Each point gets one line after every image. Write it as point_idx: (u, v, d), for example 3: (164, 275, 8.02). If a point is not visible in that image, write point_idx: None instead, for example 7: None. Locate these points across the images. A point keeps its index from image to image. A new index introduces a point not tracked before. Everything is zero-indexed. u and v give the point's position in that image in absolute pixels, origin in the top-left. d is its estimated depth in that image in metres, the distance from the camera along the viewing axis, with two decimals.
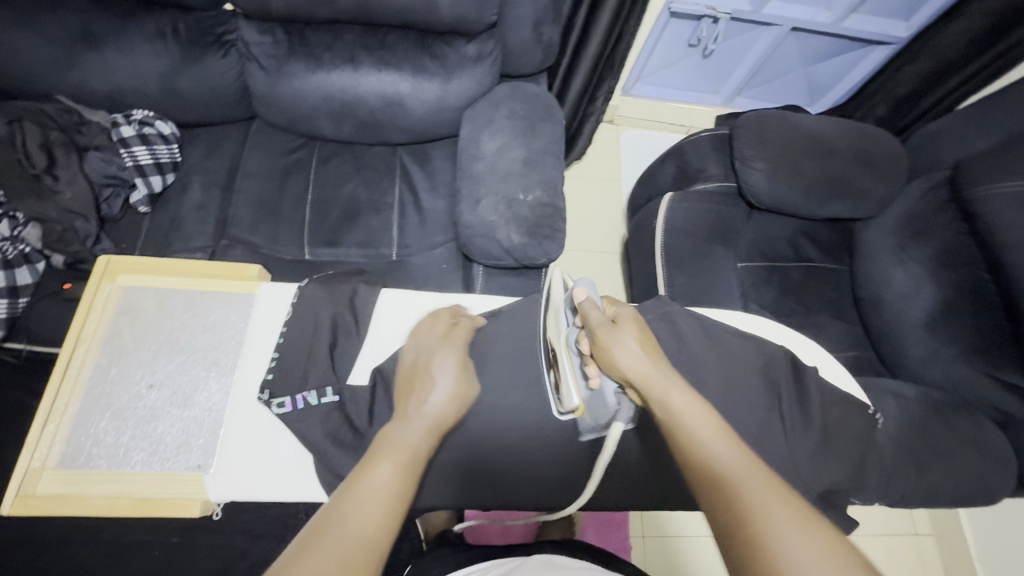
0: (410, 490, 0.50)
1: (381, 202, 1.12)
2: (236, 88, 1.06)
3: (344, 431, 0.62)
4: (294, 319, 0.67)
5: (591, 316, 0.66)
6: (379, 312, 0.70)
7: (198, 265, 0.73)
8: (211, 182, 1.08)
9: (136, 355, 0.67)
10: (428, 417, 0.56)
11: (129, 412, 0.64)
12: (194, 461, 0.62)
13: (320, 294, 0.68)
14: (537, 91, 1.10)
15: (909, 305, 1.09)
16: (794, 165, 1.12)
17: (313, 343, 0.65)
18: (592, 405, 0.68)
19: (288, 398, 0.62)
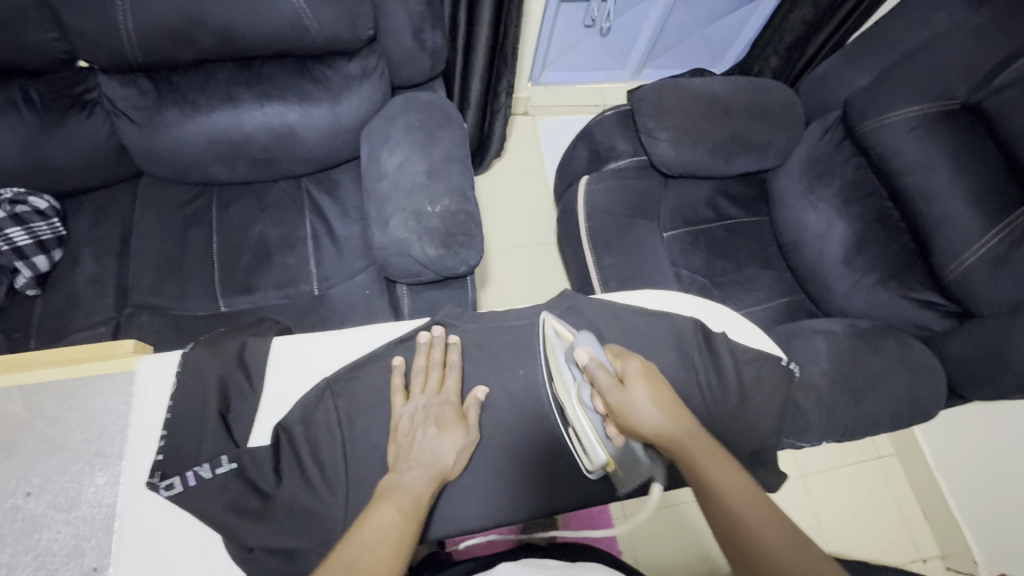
0: (412, 534, 0.53)
1: (292, 238, 1.08)
2: (111, 148, 0.99)
3: (250, 496, 0.57)
4: (178, 392, 0.61)
5: (601, 381, 0.60)
6: (275, 361, 0.65)
7: (68, 351, 0.67)
8: (104, 250, 1.01)
9: (7, 463, 0.60)
10: (426, 465, 0.59)
11: (6, 527, 0.57)
12: (89, 564, 0.57)
13: (204, 356, 0.63)
14: (431, 98, 1.08)
15: (826, 245, 1.12)
16: (695, 130, 1.14)
17: (202, 412, 0.60)
18: (623, 462, 0.64)
19: (178, 477, 0.56)
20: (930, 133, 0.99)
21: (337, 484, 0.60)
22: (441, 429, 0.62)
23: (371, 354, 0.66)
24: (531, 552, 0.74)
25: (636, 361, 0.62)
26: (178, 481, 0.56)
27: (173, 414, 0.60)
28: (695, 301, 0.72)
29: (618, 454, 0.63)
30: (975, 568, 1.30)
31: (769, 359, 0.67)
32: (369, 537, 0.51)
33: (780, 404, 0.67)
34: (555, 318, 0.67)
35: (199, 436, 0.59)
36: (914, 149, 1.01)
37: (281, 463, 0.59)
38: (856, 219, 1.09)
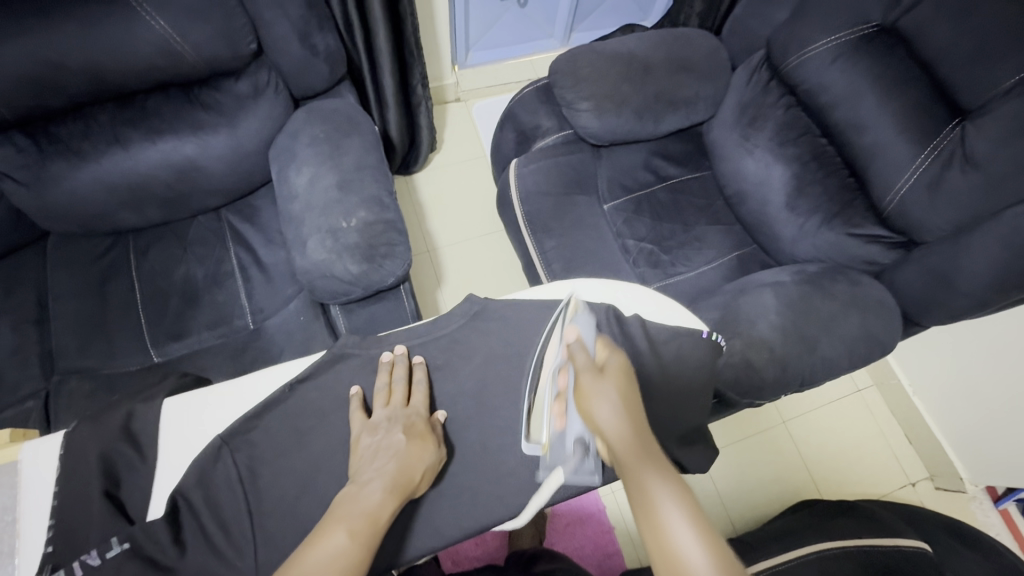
0: (363, 559, 0.51)
1: (218, 273, 1.03)
2: (5, 213, 0.94)
3: (147, 575, 0.52)
4: (64, 477, 0.55)
5: (578, 362, 0.59)
6: (166, 427, 0.58)
7: None
8: (21, 320, 0.97)
9: None
10: (387, 477, 0.55)
11: None
12: None
13: (85, 433, 0.56)
14: (335, 105, 1.02)
15: (767, 191, 1.08)
16: (615, 94, 1.10)
17: (90, 494, 0.54)
18: (552, 453, 0.60)
19: (64, 571, 0.51)
20: (853, 60, 0.95)
21: (245, 542, 0.55)
22: (410, 439, 0.58)
23: (269, 398, 0.60)
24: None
25: (621, 361, 0.60)
26: (66, 571, 0.51)
27: (60, 502, 0.54)
28: (609, 284, 0.71)
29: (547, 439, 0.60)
30: (963, 485, 1.34)
31: (687, 334, 0.66)
32: (312, 566, 0.48)
33: (704, 379, 0.66)
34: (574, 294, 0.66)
35: (89, 519, 0.53)
36: (836, 80, 0.97)
37: (182, 533, 0.54)
38: (795, 160, 1.05)
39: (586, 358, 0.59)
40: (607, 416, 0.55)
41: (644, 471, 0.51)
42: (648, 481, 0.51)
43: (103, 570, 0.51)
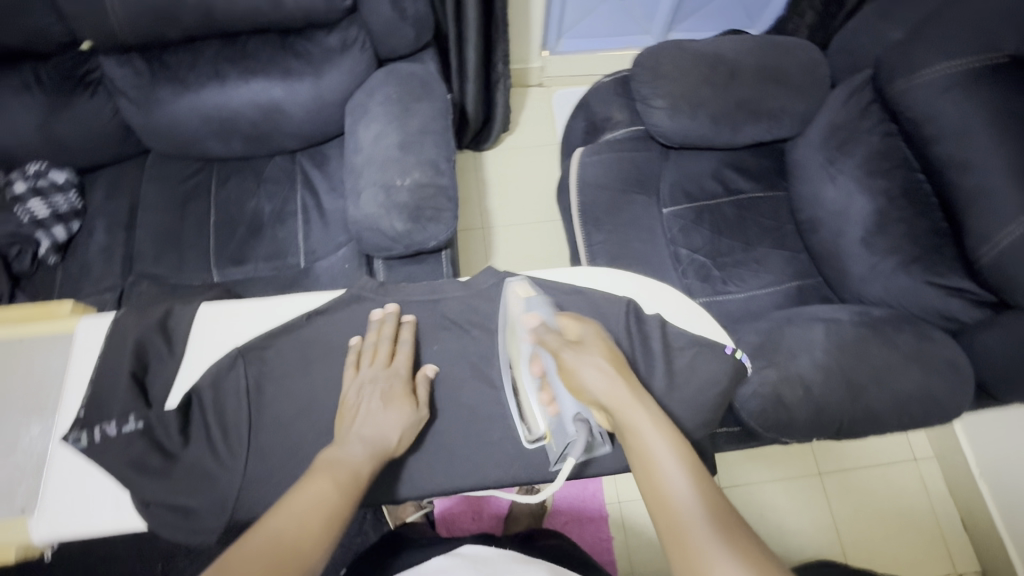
0: (345, 508, 0.53)
1: (284, 212, 1.10)
2: (116, 127, 1.06)
3: (152, 455, 0.57)
4: (104, 353, 0.61)
5: (549, 343, 0.60)
6: (198, 330, 0.64)
7: (17, 312, 0.65)
8: (115, 222, 1.09)
9: None
10: (370, 438, 0.57)
11: None
12: (19, 504, 0.57)
13: (127, 320, 0.62)
14: (414, 69, 1.06)
15: (844, 222, 0.99)
16: (694, 96, 1.05)
17: (118, 374, 0.59)
18: (555, 437, 0.61)
19: (86, 433, 0.57)
20: (972, 90, 0.86)
21: (238, 449, 0.59)
22: (388, 402, 0.59)
23: (287, 325, 0.64)
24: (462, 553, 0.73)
25: (593, 328, 0.61)
26: (89, 434, 0.57)
27: (98, 374, 0.60)
28: (635, 281, 0.68)
29: (551, 427, 0.61)
30: None
31: (707, 346, 0.62)
32: (299, 509, 0.51)
33: (717, 398, 0.61)
34: (518, 280, 0.66)
35: (114, 394, 0.59)
36: (949, 110, 0.88)
37: (190, 425, 0.59)
38: (882, 192, 0.96)
39: (557, 333, 0.60)
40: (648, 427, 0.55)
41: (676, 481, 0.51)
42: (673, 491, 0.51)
43: (116, 441, 0.57)
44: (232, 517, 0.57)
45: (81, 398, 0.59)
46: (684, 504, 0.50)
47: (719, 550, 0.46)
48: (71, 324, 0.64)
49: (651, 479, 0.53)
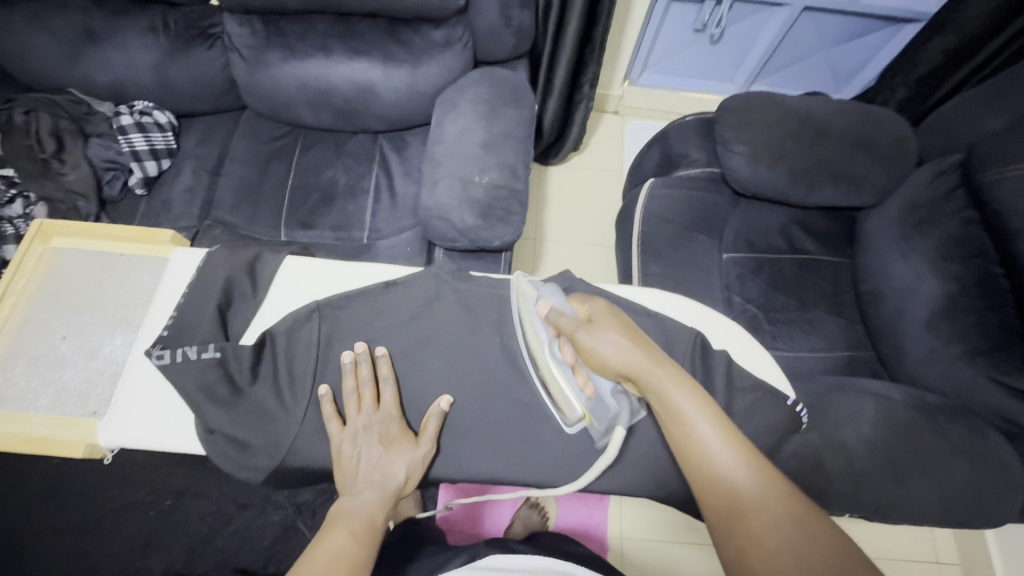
0: (365, 556, 0.55)
1: (357, 187, 1.15)
2: (222, 80, 1.12)
3: (222, 387, 0.59)
4: (195, 282, 0.63)
5: (564, 325, 0.59)
6: (281, 280, 0.67)
7: (122, 229, 0.70)
8: (201, 167, 1.15)
9: (54, 309, 0.64)
10: (378, 488, 0.59)
11: (41, 359, 0.61)
12: (91, 408, 0.59)
13: (220, 256, 0.64)
14: (507, 75, 1.10)
15: (911, 302, 0.98)
16: (778, 148, 1.05)
17: (205, 303, 0.62)
18: (595, 415, 0.61)
19: (170, 351, 0.58)
20: None
21: (301, 397, 0.62)
22: (387, 447, 0.60)
23: (366, 289, 0.66)
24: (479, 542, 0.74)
25: (601, 304, 0.61)
26: (172, 353, 0.58)
27: (185, 300, 0.62)
28: (707, 312, 0.64)
29: (589, 405, 0.61)
30: None
31: (768, 395, 0.58)
32: (321, 559, 0.53)
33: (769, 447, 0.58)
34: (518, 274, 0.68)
35: (198, 321, 0.61)
36: None
37: (260, 364, 0.61)
38: (954, 279, 0.93)
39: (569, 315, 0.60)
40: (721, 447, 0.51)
41: (763, 514, 0.47)
42: (761, 522, 0.47)
43: (193, 365, 0.58)
44: (284, 461, 0.60)
45: (167, 320, 0.61)
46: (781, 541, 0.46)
47: (774, 526, 0.47)
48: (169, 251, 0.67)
49: (734, 514, 0.48)
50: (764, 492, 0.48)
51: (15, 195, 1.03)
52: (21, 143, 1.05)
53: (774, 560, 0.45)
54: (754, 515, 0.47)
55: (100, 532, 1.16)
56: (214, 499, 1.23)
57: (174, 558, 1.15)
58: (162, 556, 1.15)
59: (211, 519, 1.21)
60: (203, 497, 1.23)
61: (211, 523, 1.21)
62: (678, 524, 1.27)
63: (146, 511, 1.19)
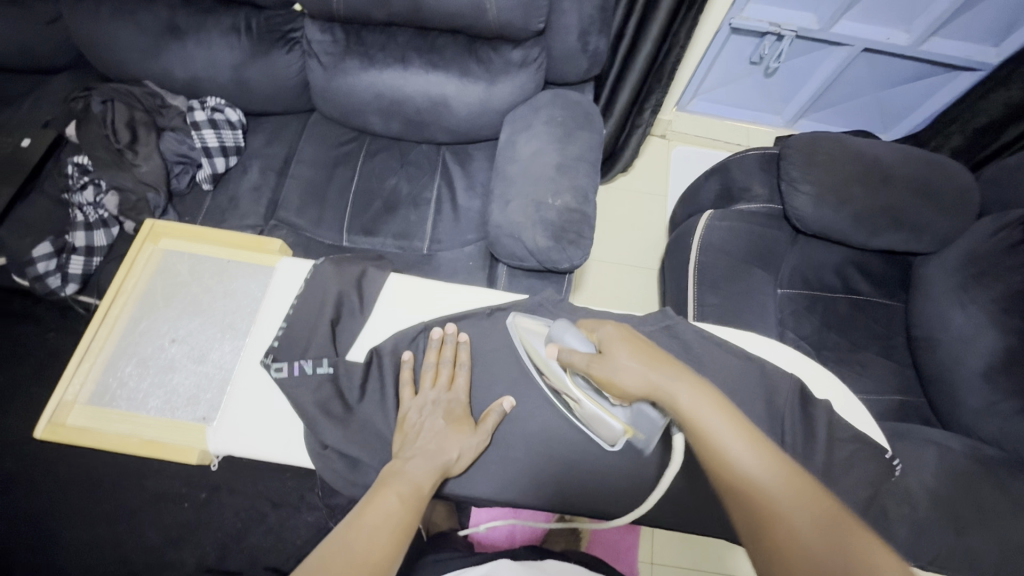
0: (412, 525, 0.52)
1: (420, 197, 1.15)
2: (297, 83, 1.13)
3: (335, 403, 0.60)
4: (303, 295, 0.66)
5: (577, 362, 0.59)
6: (384, 297, 0.70)
7: (227, 235, 0.75)
8: (268, 166, 1.16)
9: (164, 311, 0.69)
10: (432, 458, 0.57)
11: (151, 361, 0.66)
12: (200, 413, 0.63)
13: (329, 271, 0.67)
14: (579, 99, 1.11)
15: (967, 352, 0.97)
16: (844, 191, 1.06)
17: (317, 319, 0.64)
18: (637, 427, 0.60)
19: (287, 364, 0.61)
20: None
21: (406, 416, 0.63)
22: (449, 424, 0.60)
23: (471, 313, 0.69)
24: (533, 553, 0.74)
25: (611, 327, 0.59)
26: (288, 367, 0.61)
27: (294, 312, 0.65)
28: (794, 358, 0.67)
29: (629, 419, 0.60)
30: None
31: (868, 446, 0.60)
32: (369, 523, 0.50)
33: (865, 500, 0.59)
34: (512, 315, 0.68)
35: (312, 336, 0.63)
36: None
37: (368, 382, 0.63)
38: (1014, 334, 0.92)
39: (583, 351, 0.59)
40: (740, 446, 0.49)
41: (792, 513, 0.45)
42: (793, 523, 0.44)
43: (308, 378, 0.60)
44: None
45: (277, 332, 0.64)
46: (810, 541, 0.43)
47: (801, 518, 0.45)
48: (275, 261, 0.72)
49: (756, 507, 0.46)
50: (784, 483, 0.47)
51: (87, 182, 1.07)
52: (98, 133, 1.07)
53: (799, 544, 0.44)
54: (778, 516, 0.45)
55: (139, 520, 1.17)
56: (247, 496, 1.20)
57: (211, 551, 1.15)
58: (199, 550, 1.15)
59: (246, 517, 1.18)
60: (236, 493, 1.20)
61: (246, 519, 1.18)
62: (710, 555, 1.27)
63: (182, 504, 1.19)
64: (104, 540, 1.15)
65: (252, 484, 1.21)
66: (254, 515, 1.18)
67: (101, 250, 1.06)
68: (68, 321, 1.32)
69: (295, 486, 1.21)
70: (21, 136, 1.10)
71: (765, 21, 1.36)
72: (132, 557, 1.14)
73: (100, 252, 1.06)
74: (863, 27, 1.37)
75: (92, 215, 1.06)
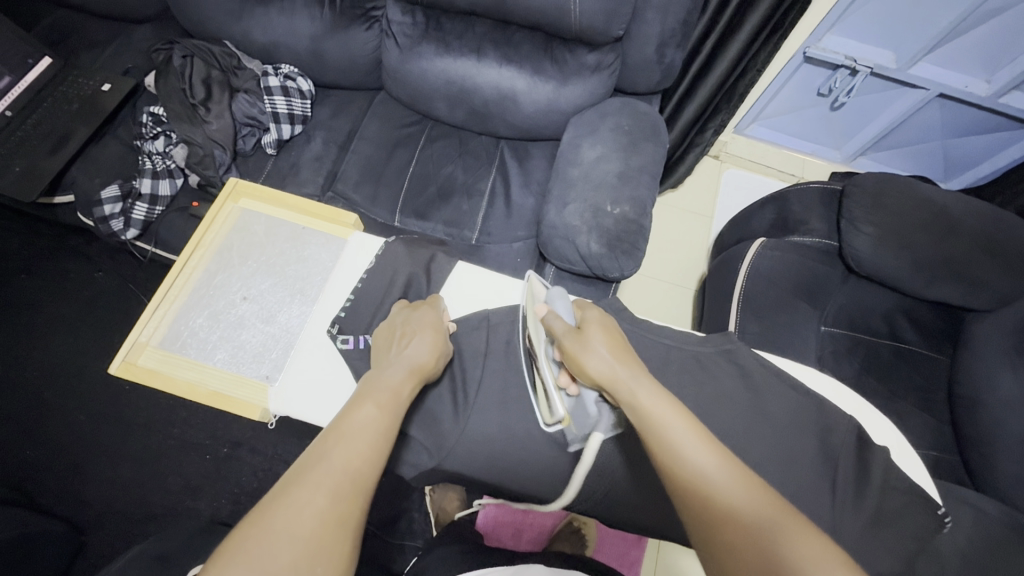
0: (394, 429, 0.51)
1: (474, 187, 1.15)
2: (370, 60, 1.15)
3: None
4: (372, 270, 0.68)
5: (555, 329, 0.59)
6: (450, 283, 0.71)
7: (306, 204, 0.78)
8: (332, 139, 1.19)
9: (239, 268, 0.71)
10: (409, 362, 0.56)
11: (223, 316, 0.68)
12: (264, 371, 0.66)
13: (400, 251, 0.70)
14: (647, 110, 1.10)
15: (1013, 416, 0.94)
16: (905, 236, 1.05)
17: (384, 296, 0.67)
18: (575, 418, 0.60)
19: (352, 336, 0.63)
20: None
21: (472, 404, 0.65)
22: (420, 331, 0.60)
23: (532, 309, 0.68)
24: (561, 555, 0.74)
25: (598, 312, 0.60)
26: (352, 339, 0.63)
27: (363, 285, 0.67)
28: (850, 398, 0.67)
29: (573, 404, 0.60)
30: None
31: (920, 499, 0.59)
32: (347, 433, 0.48)
33: (908, 554, 0.58)
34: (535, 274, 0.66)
35: (375, 312, 0.66)
36: None
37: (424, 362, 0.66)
38: None
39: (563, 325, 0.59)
40: (695, 444, 0.48)
41: (753, 517, 0.43)
42: (756, 527, 0.43)
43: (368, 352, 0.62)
44: (441, 462, 0.63)
45: (344, 303, 0.67)
46: (784, 552, 0.41)
47: (770, 532, 0.42)
48: (347, 234, 0.74)
49: (715, 511, 0.45)
50: (745, 492, 0.45)
51: (160, 133, 1.10)
52: (176, 86, 1.10)
53: (771, 550, 0.41)
54: (743, 524, 0.43)
55: (162, 465, 1.20)
56: (266, 456, 1.22)
57: (225, 505, 1.17)
58: (215, 501, 1.18)
59: (262, 476, 1.20)
60: (257, 452, 1.22)
61: (263, 479, 1.20)
62: None
63: (205, 455, 1.21)
64: (126, 479, 1.19)
65: (272, 445, 1.23)
66: (271, 475, 1.20)
67: (164, 200, 1.09)
68: (116, 263, 1.36)
69: None
70: (102, 80, 1.14)
71: (842, 54, 1.33)
72: (151, 500, 1.17)
73: (162, 201, 1.09)
74: (942, 72, 1.33)
75: (161, 165, 1.09)
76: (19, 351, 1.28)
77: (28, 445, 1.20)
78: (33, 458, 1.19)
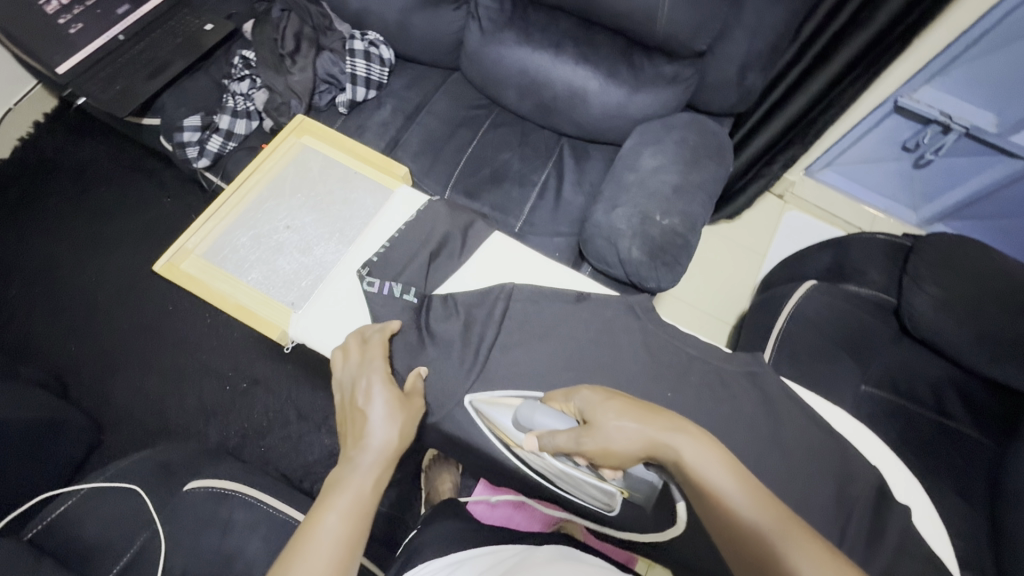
0: (360, 534, 0.50)
1: (527, 177, 1.16)
2: (452, 40, 1.18)
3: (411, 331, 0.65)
4: (412, 223, 0.70)
5: (568, 446, 0.54)
6: (483, 248, 0.72)
7: (362, 149, 0.81)
8: (401, 108, 1.22)
9: (289, 200, 0.75)
10: (374, 452, 0.54)
11: (265, 239, 0.72)
12: (290, 298, 0.69)
13: (442, 210, 0.71)
14: (716, 130, 1.08)
15: None
16: (974, 305, 0.96)
17: (418, 249, 0.68)
18: (633, 487, 0.59)
19: (379, 281, 0.65)
20: None
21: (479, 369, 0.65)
22: (374, 403, 0.57)
23: (560, 293, 0.67)
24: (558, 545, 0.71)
25: (587, 392, 0.56)
26: (378, 284, 0.65)
27: (400, 236, 0.69)
28: (880, 451, 0.62)
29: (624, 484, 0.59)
30: None
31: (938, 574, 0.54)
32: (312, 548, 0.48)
33: None
34: (471, 398, 0.63)
35: (406, 264, 0.68)
36: None
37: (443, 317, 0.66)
38: None
39: (566, 430, 0.55)
40: (716, 471, 0.47)
41: (776, 537, 0.43)
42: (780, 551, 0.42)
43: (390, 298, 0.65)
44: (440, 420, 0.63)
45: (379, 249, 0.69)
46: None
47: None
48: (395, 186, 0.76)
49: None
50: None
51: (246, 75, 1.18)
52: (270, 37, 1.17)
53: None
54: None
55: (184, 386, 1.26)
56: (279, 398, 1.26)
57: (234, 435, 1.22)
58: (225, 430, 1.23)
59: (272, 416, 1.24)
60: (271, 393, 1.26)
61: (271, 419, 1.24)
62: None
63: (224, 385, 1.27)
64: (150, 391, 1.25)
65: (287, 389, 1.27)
66: (280, 417, 1.24)
67: (237, 138, 1.16)
68: (183, 192, 1.45)
69: (323, 405, 1.26)
70: (206, 21, 1.23)
71: (937, 108, 1.26)
72: (168, 415, 1.23)
73: (235, 139, 1.16)
74: None
75: (241, 105, 1.16)
76: (83, 254, 1.38)
77: (72, 341, 1.29)
78: (74, 353, 1.28)
